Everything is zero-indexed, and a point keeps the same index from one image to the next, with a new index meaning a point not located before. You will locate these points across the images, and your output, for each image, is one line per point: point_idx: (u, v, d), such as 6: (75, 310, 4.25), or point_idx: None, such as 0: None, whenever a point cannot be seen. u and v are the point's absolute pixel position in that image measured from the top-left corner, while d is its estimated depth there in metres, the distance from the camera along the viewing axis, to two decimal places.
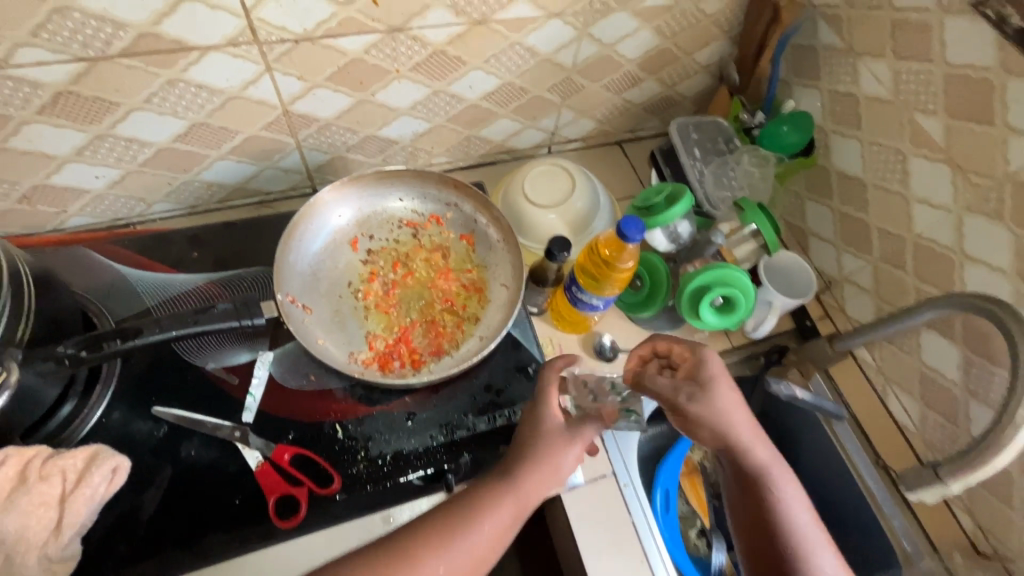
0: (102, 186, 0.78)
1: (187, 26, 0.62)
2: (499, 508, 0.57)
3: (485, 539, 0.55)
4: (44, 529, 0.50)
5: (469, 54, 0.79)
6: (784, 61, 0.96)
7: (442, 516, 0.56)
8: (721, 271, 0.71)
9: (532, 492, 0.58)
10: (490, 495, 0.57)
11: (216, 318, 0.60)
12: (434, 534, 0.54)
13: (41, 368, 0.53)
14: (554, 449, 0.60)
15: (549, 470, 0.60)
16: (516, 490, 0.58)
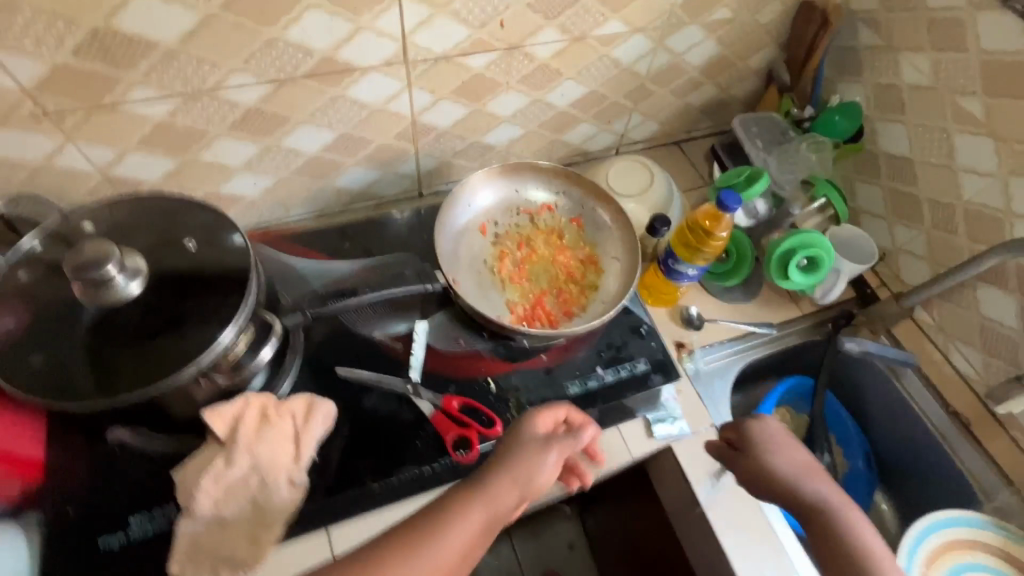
0: (257, 193, 0.91)
1: (358, 51, 0.75)
2: (473, 515, 0.58)
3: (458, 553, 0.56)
4: (288, 459, 0.62)
5: (567, 66, 0.92)
6: (827, 62, 1.09)
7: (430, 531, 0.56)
8: (804, 236, 0.82)
9: (503, 502, 0.60)
10: (472, 506, 0.58)
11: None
12: (424, 540, 0.55)
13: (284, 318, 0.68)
14: (533, 461, 0.62)
15: (522, 477, 0.61)
16: (492, 501, 0.59)
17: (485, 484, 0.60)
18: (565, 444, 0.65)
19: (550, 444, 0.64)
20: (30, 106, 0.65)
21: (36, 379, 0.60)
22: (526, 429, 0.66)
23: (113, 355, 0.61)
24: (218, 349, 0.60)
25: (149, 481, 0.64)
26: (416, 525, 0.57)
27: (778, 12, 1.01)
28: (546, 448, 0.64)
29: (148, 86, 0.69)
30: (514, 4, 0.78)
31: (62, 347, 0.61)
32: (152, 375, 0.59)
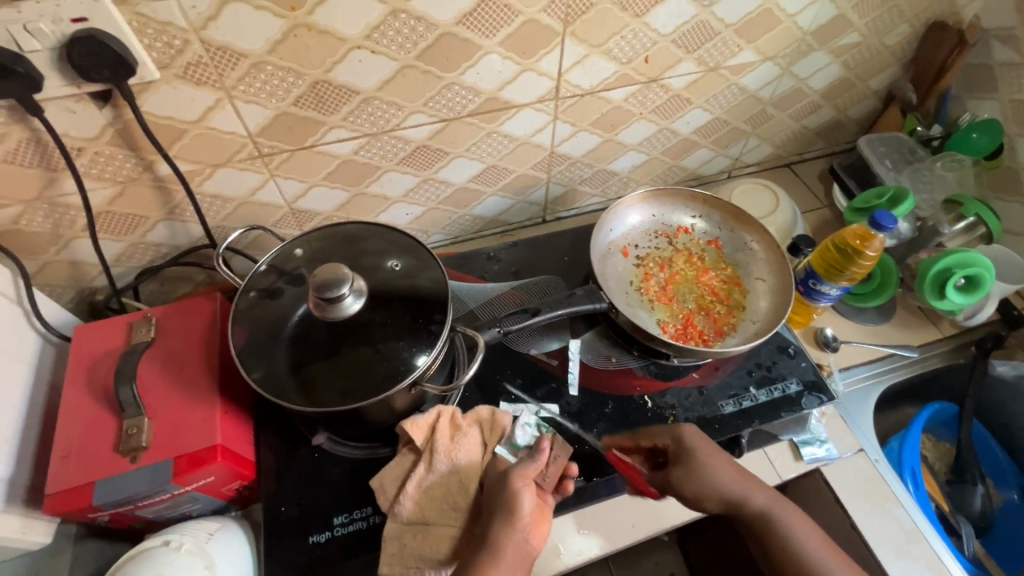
0: (406, 222, 0.99)
1: (518, 90, 0.82)
2: (506, 572, 0.57)
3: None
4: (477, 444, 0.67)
5: (697, 95, 0.96)
6: (954, 80, 1.08)
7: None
8: (963, 255, 0.81)
9: (529, 539, 0.60)
10: (490, 555, 0.58)
11: (587, 299, 0.77)
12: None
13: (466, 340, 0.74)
14: (516, 499, 0.60)
15: (508, 514, 0.60)
16: (511, 546, 0.59)
17: (496, 530, 0.59)
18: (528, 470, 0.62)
19: (522, 473, 0.62)
20: (250, 148, 0.75)
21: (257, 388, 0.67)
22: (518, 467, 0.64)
23: (320, 368, 0.67)
24: (416, 371, 0.65)
25: (346, 485, 0.69)
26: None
27: (906, 33, 1.00)
28: (520, 488, 0.61)
29: (343, 128, 0.77)
30: (660, 41, 0.83)
31: (273, 361, 0.68)
32: (364, 389, 0.66)
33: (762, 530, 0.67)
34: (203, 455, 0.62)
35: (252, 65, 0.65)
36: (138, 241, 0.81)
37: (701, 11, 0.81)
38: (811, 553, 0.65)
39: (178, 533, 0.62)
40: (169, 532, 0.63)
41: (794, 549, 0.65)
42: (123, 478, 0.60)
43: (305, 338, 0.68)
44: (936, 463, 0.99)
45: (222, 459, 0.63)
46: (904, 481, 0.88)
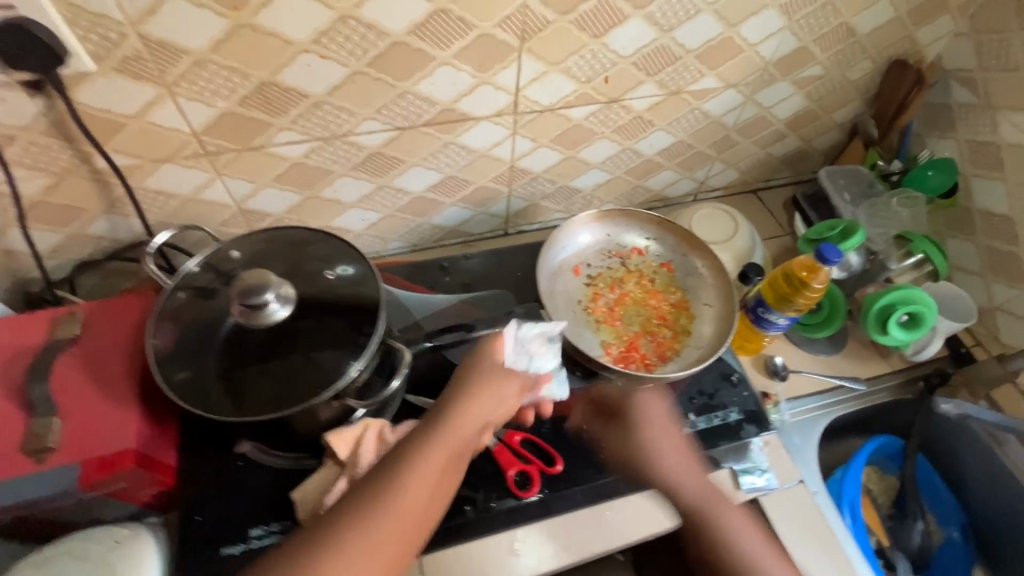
0: (363, 227, 0.98)
1: (476, 102, 0.81)
2: (425, 487, 0.55)
3: (415, 521, 0.53)
4: None
5: (659, 118, 0.96)
6: (916, 118, 1.09)
7: (371, 504, 0.53)
8: (907, 292, 0.82)
9: (456, 451, 0.58)
10: (414, 461, 0.56)
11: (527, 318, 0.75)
12: (352, 522, 0.52)
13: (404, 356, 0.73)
14: (456, 414, 0.60)
15: (452, 425, 0.59)
16: (434, 460, 0.56)
17: (423, 438, 0.58)
18: (496, 388, 0.64)
19: (479, 385, 0.63)
20: (194, 146, 0.74)
21: (178, 395, 0.65)
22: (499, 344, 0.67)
23: (247, 376, 0.65)
24: (342, 382, 0.64)
25: (268, 497, 0.68)
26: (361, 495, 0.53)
27: (868, 69, 1.02)
28: (468, 404, 0.62)
29: (293, 131, 0.76)
30: (620, 62, 0.83)
31: (197, 365, 0.66)
32: (289, 399, 0.64)
33: (639, 473, 0.73)
34: (113, 459, 0.61)
35: (194, 63, 0.64)
36: (77, 233, 0.79)
37: (661, 36, 0.81)
38: (692, 493, 0.71)
39: (82, 538, 0.61)
40: (72, 538, 0.61)
41: (671, 484, 0.72)
42: (25, 480, 0.58)
43: (234, 343, 0.67)
44: (879, 497, 1.00)
45: (135, 463, 0.62)
46: (843, 515, 0.87)
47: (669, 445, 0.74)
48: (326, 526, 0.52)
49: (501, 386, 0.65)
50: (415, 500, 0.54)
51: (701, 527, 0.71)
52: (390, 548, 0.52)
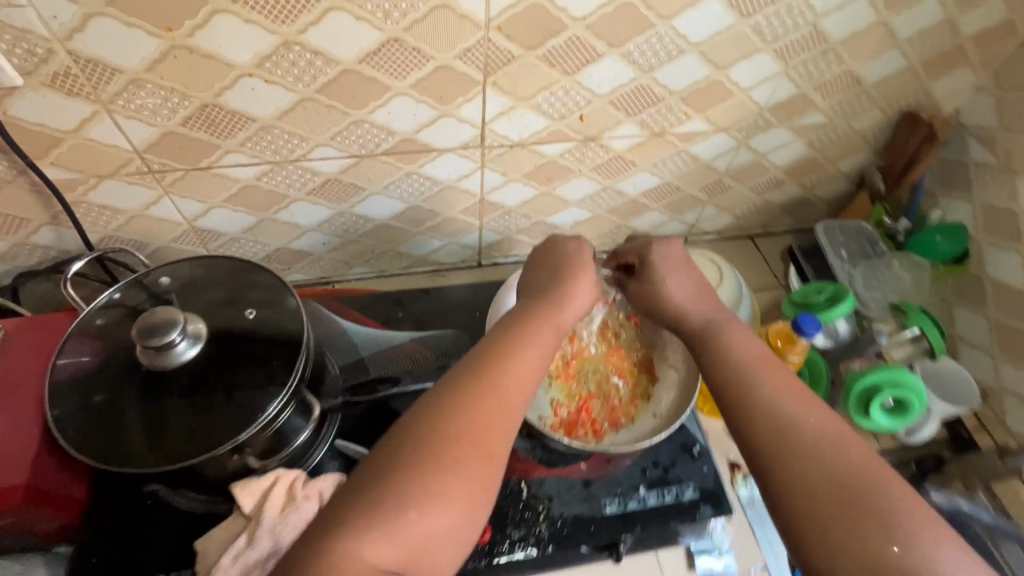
0: (324, 251, 0.94)
1: (438, 134, 0.77)
2: (504, 408, 0.53)
3: (497, 447, 0.51)
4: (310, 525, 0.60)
5: (642, 158, 0.90)
6: (928, 173, 1.01)
7: (454, 414, 0.51)
8: (896, 373, 0.75)
9: (530, 374, 0.56)
10: (487, 380, 0.54)
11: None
12: (429, 435, 0.50)
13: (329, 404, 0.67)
14: (529, 339, 0.59)
15: (521, 347, 0.57)
16: (517, 383, 0.55)
17: (500, 359, 0.56)
18: (554, 318, 0.62)
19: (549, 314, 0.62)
20: (138, 163, 0.71)
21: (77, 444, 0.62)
22: (562, 259, 0.68)
23: (162, 413, 0.62)
24: (254, 429, 0.60)
25: (176, 540, 0.66)
26: (438, 402, 0.52)
27: (877, 119, 0.94)
28: (542, 329, 0.60)
29: (241, 153, 0.73)
30: (596, 100, 0.78)
31: (105, 397, 0.63)
32: (198, 445, 0.61)
33: (746, 383, 0.55)
34: (7, 493, 0.60)
35: (129, 82, 0.61)
36: (22, 241, 0.77)
37: (640, 75, 0.76)
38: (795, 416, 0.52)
39: None
40: None
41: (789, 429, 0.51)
42: None
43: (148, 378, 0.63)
44: None
45: (28, 500, 0.61)
46: None
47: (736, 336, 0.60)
48: (403, 432, 0.50)
49: (570, 311, 0.64)
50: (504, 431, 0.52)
51: (762, 419, 0.52)
52: (472, 464, 0.49)
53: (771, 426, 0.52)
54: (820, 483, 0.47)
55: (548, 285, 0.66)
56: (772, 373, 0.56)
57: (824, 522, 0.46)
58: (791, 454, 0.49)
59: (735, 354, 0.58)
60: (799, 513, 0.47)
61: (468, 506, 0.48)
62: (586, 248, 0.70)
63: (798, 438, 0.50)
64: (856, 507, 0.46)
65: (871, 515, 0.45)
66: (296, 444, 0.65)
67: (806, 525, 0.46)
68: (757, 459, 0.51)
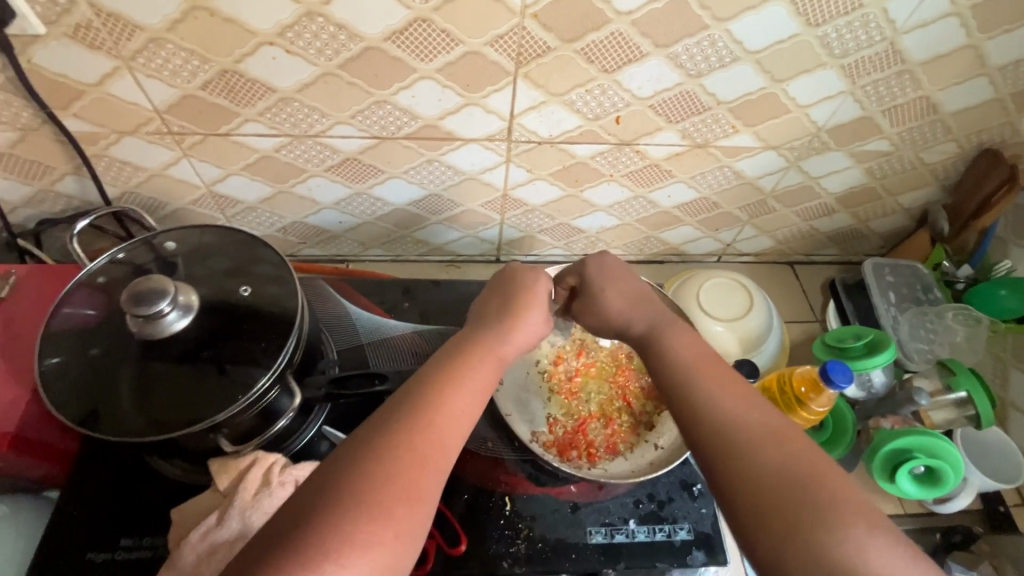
0: (340, 230, 0.92)
1: (463, 123, 0.73)
2: (433, 436, 0.47)
3: (422, 493, 0.44)
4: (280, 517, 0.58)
5: (680, 169, 0.84)
6: (1001, 218, 0.91)
7: (379, 448, 0.45)
8: (929, 440, 0.68)
9: (467, 410, 0.50)
10: (419, 415, 0.48)
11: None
12: (348, 474, 0.43)
13: (312, 392, 0.63)
14: (468, 371, 0.52)
15: (455, 378, 0.51)
16: (451, 421, 0.48)
17: (434, 389, 0.50)
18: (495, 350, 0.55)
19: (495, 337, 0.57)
20: (157, 124, 0.70)
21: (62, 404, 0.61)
22: (512, 284, 0.63)
23: (147, 377, 0.60)
24: (239, 407, 0.58)
25: (152, 506, 0.65)
26: (359, 437, 0.46)
27: (950, 153, 0.84)
28: (484, 360, 0.54)
29: (260, 123, 0.71)
30: (635, 103, 0.72)
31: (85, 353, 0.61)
32: (177, 419, 0.58)
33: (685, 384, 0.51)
34: None
35: (150, 40, 0.60)
36: (46, 188, 0.77)
37: (686, 80, 0.70)
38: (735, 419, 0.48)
39: None
40: None
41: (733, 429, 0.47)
42: None
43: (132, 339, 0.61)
44: None
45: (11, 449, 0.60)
46: None
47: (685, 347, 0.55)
48: (324, 470, 0.44)
49: (516, 342, 0.58)
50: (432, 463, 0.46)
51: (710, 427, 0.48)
52: (394, 509, 0.43)
53: (703, 428, 0.48)
54: (754, 481, 0.44)
55: (489, 314, 0.60)
56: (713, 372, 0.51)
57: (762, 527, 0.42)
58: (728, 462, 0.46)
59: (674, 352, 0.54)
60: (739, 524, 0.44)
61: (388, 560, 0.41)
62: (541, 280, 0.64)
63: (734, 439, 0.46)
64: (787, 501, 0.42)
65: (804, 511, 0.42)
66: (278, 427, 0.64)
67: (748, 529, 0.43)
68: (702, 465, 0.48)
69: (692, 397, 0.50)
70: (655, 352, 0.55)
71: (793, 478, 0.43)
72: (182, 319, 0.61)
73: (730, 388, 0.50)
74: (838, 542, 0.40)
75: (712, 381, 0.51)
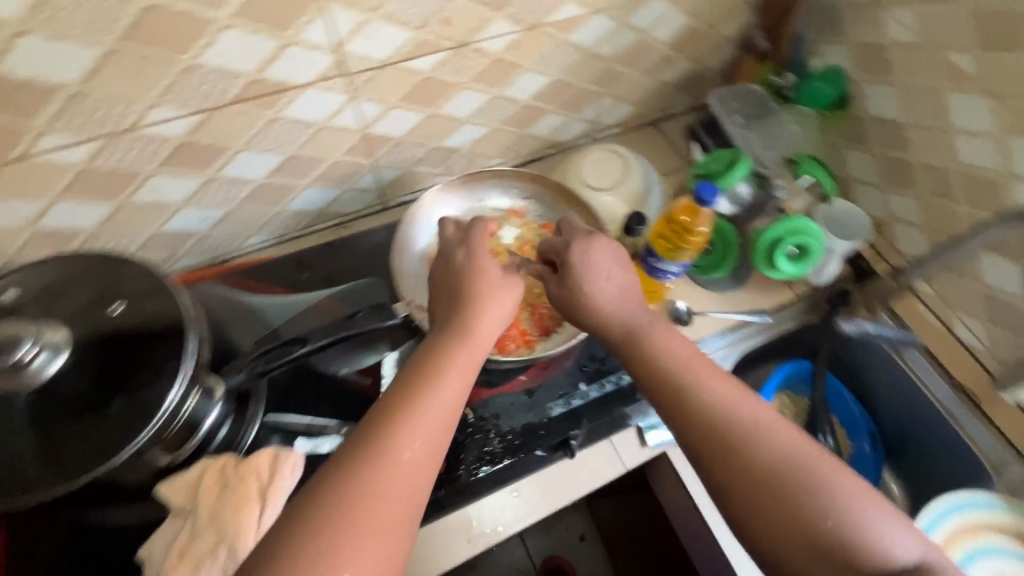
0: (207, 227, 0.85)
1: (289, 68, 0.69)
2: (404, 467, 0.49)
3: (400, 514, 0.48)
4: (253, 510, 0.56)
5: (523, 57, 0.86)
6: (803, 23, 1.02)
7: (356, 489, 0.47)
8: (793, 223, 0.79)
9: (443, 413, 0.53)
10: (388, 446, 0.50)
11: (366, 322, 0.66)
12: (324, 518, 0.46)
13: (236, 380, 0.62)
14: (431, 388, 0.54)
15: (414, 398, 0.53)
16: (417, 442, 0.51)
17: (402, 416, 0.52)
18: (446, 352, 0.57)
19: (460, 331, 0.59)
20: None
21: None
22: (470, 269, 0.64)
23: (43, 432, 0.54)
24: (162, 417, 0.54)
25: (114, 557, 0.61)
26: (338, 480, 0.48)
27: None
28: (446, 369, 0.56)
29: (62, 131, 0.63)
30: None
31: None
32: (92, 460, 0.53)
33: (688, 382, 0.58)
34: None
35: None
36: None
37: None
38: (735, 411, 0.56)
39: None
40: None
41: (737, 423, 0.55)
42: None
43: (10, 404, 0.54)
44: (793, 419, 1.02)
45: None
46: None
47: (679, 347, 0.61)
48: (312, 505, 0.47)
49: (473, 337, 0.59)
50: (402, 491, 0.48)
51: (712, 418, 0.55)
52: (373, 534, 0.46)
53: (703, 418, 0.56)
54: (748, 464, 0.53)
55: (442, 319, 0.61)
56: (708, 370, 0.59)
57: (756, 502, 0.52)
58: (731, 449, 0.54)
59: (669, 354, 0.61)
60: (726, 492, 0.54)
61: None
62: (478, 254, 0.65)
63: (734, 429, 0.54)
64: (781, 481, 0.52)
65: (792, 484, 0.52)
66: (211, 428, 0.61)
67: (736, 496, 0.53)
68: (701, 446, 0.55)
69: (692, 395, 0.57)
70: (647, 360, 0.61)
71: (786, 459, 0.53)
72: (59, 359, 0.55)
73: (724, 383, 0.58)
74: (819, 508, 0.51)
75: (710, 378, 0.58)
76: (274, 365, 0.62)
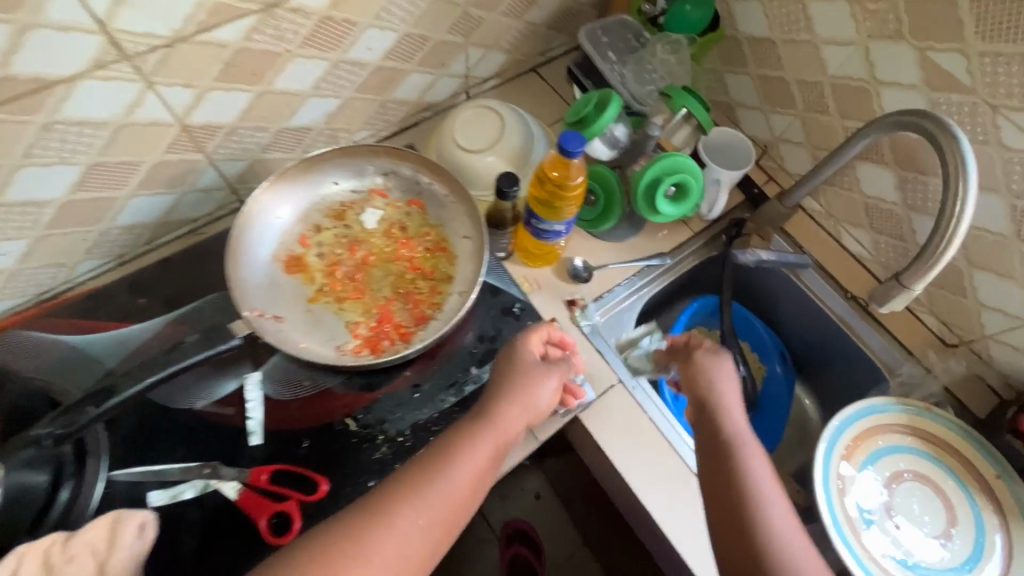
0: (12, 262, 0.72)
1: (42, 60, 0.56)
2: (404, 533, 0.48)
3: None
4: None
5: (357, 13, 0.74)
6: None
7: (355, 540, 0.47)
8: (669, 161, 0.76)
9: (458, 494, 0.52)
10: (400, 505, 0.49)
11: (188, 354, 0.58)
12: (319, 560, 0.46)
13: (29, 452, 0.53)
14: (459, 457, 0.54)
15: (440, 460, 0.53)
16: (425, 512, 0.50)
17: (421, 479, 0.51)
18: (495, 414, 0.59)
19: (486, 418, 0.58)
20: None
21: None
22: (519, 351, 0.66)
23: None
24: None
25: None
26: (343, 525, 0.48)
27: None
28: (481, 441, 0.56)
29: None
30: None
31: None
32: None
33: (713, 430, 0.64)
34: None
35: None
36: None
37: None
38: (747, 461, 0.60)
39: None
40: None
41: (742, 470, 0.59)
42: None
43: None
44: None
45: None
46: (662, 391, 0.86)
47: (712, 402, 0.67)
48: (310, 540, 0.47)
49: (525, 408, 0.61)
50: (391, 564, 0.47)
51: (723, 461, 0.61)
52: None
53: (715, 461, 0.61)
54: (731, 505, 0.57)
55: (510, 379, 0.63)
56: (736, 425, 0.64)
57: (729, 542, 0.55)
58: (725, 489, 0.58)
59: (714, 402, 0.67)
60: (714, 532, 0.57)
61: None
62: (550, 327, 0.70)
63: (735, 476, 0.59)
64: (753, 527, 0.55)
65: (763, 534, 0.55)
66: (26, 507, 0.54)
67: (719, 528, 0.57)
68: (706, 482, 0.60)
69: (714, 441, 0.63)
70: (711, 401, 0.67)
71: (765, 513, 0.56)
72: None
73: (748, 440, 0.62)
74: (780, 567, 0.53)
75: (732, 428, 0.63)
76: (86, 421, 0.54)
